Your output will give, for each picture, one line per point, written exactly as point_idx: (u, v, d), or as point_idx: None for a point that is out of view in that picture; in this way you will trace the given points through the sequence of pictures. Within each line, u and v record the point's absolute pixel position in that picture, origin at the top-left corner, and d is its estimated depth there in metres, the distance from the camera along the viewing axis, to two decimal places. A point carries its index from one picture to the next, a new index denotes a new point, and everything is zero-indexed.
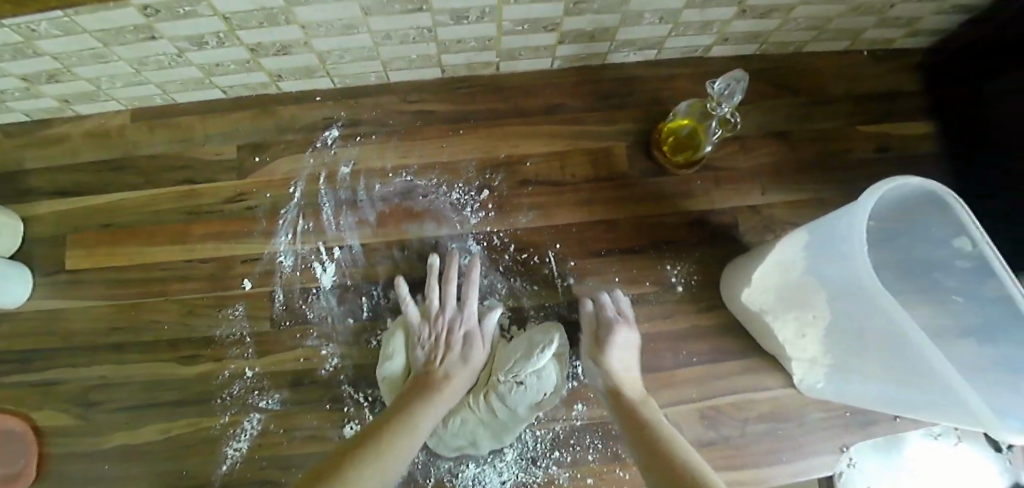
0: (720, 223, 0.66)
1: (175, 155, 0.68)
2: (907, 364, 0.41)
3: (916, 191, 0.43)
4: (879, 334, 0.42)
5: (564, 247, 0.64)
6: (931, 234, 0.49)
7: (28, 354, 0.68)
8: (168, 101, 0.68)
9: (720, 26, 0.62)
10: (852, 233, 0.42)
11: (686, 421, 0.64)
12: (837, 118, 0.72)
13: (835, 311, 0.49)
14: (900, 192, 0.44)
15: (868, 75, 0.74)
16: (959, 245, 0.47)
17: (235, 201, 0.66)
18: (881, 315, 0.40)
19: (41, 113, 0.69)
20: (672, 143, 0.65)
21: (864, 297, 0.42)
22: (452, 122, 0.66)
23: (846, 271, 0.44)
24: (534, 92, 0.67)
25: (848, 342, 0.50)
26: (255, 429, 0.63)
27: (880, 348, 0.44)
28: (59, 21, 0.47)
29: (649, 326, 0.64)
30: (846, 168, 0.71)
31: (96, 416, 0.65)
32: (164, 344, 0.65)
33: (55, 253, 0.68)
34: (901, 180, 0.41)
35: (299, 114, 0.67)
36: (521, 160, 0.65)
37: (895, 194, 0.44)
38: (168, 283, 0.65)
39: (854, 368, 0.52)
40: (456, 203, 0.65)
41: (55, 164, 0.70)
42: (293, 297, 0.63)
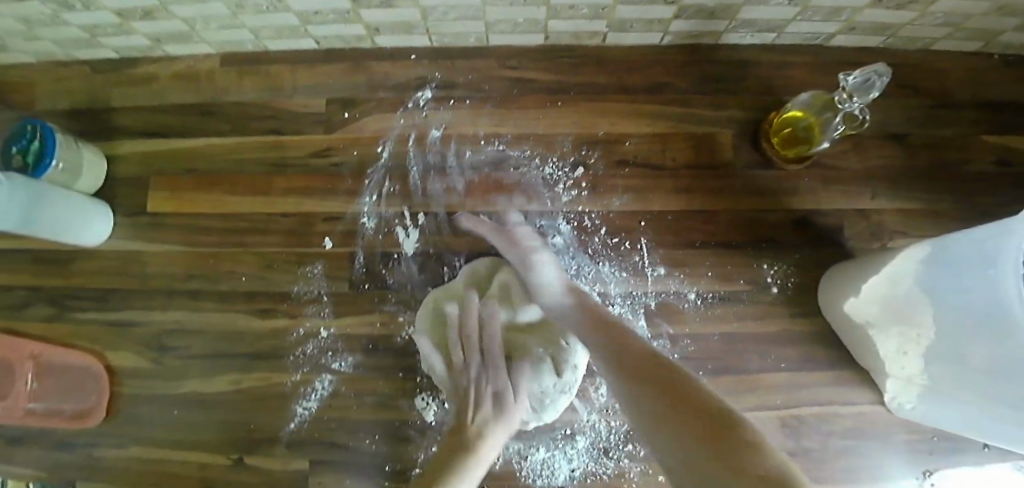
0: (824, 225, 0.62)
1: (261, 105, 0.66)
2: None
3: None
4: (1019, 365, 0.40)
5: (657, 235, 0.61)
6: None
7: (104, 294, 0.68)
8: (257, 48, 0.66)
9: (851, 12, 0.57)
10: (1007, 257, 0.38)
11: (765, 428, 0.61)
12: (957, 125, 0.66)
13: (958, 335, 0.46)
14: None
15: (999, 80, 0.67)
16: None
17: (320, 157, 0.64)
18: None
19: (130, 51, 0.68)
20: (786, 135, 0.60)
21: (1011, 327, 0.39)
22: (550, 94, 0.63)
23: (991, 294, 0.41)
24: (638, 69, 0.63)
25: (967, 369, 0.47)
26: (326, 390, 0.62)
27: (1011, 380, 0.41)
28: None
29: (739, 326, 0.61)
30: (962, 179, 0.65)
31: (169, 360, 0.66)
32: (240, 296, 0.64)
33: (137, 194, 0.68)
34: None
35: (391, 72, 0.65)
36: (619, 139, 0.62)
37: None
38: (247, 234, 0.65)
39: (967, 396, 0.49)
40: (549, 179, 0.62)
41: (142, 104, 0.69)
42: (374, 261, 0.62)
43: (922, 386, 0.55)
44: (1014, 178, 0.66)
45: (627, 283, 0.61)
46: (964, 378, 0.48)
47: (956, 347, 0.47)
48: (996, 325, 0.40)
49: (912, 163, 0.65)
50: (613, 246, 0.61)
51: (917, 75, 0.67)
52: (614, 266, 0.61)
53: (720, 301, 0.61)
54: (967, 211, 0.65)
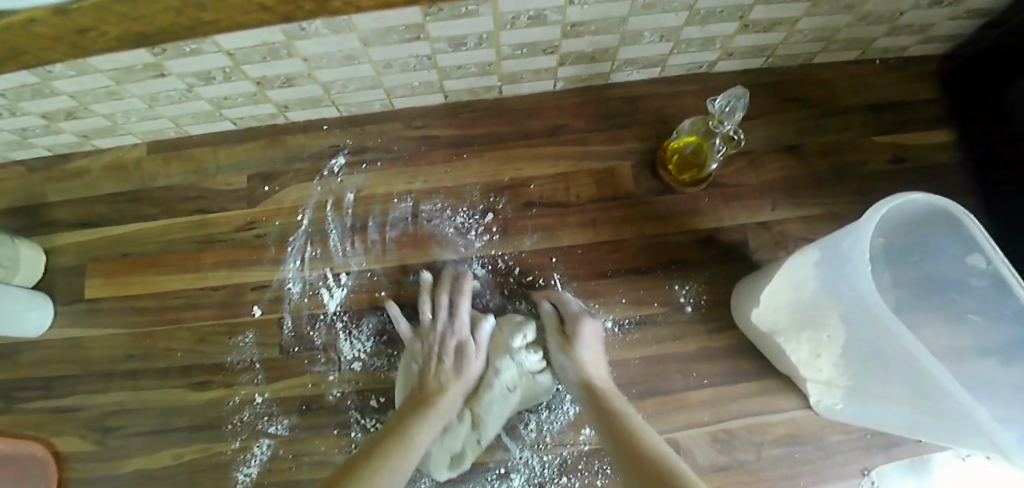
0: (729, 240, 0.65)
1: (188, 186, 0.70)
2: (925, 384, 0.38)
3: (923, 206, 0.42)
4: (898, 354, 0.40)
5: (570, 268, 0.64)
6: (937, 247, 0.47)
7: (47, 381, 0.70)
8: (181, 134, 0.70)
9: (722, 42, 0.61)
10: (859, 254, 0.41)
11: (696, 444, 0.62)
12: (848, 131, 0.70)
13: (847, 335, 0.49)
14: (907, 209, 0.43)
15: (881, 85, 0.71)
16: (972, 263, 0.45)
17: (245, 229, 0.67)
18: (893, 341, 0.39)
19: (62, 148, 0.72)
20: (677, 161, 0.64)
21: (876, 324, 0.41)
22: (455, 147, 0.67)
23: (853, 294, 0.43)
24: (536, 115, 0.68)
25: (863, 364, 0.49)
26: (264, 454, 0.63)
27: (902, 374, 0.42)
28: (74, 62, 0.49)
29: (657, 348, 0.63)
30: (860, 181, 0.69)
31: (112, 441, 0.67)
32: (178, 370, 0.66)
33: (76, 282, 0.71)
34: (904, 196, 0.40)
35: (306, 143, 0.69)
36: (525, 182, 0.66)
37: (902, 210, 0.43)
38: (181, 310, 0.67)
39: (870, 392, 0.51)
40: (461, 227, 0.65)
41: (77, 196, 0.73)
42: (302, 324, 0.64)
43: (844, 387, 0.55)
44: (907, 174, 0.69)
45: None
46: (873, 377, 0.48)
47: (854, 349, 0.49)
48: (867, 322, 0.43)
49: (811, 171, 0.68)
50: (528, 283, 0.63)
51: (804, 88, 0.71)
52: (531, 304, 0.63)
53: (637, 325, 0.63)
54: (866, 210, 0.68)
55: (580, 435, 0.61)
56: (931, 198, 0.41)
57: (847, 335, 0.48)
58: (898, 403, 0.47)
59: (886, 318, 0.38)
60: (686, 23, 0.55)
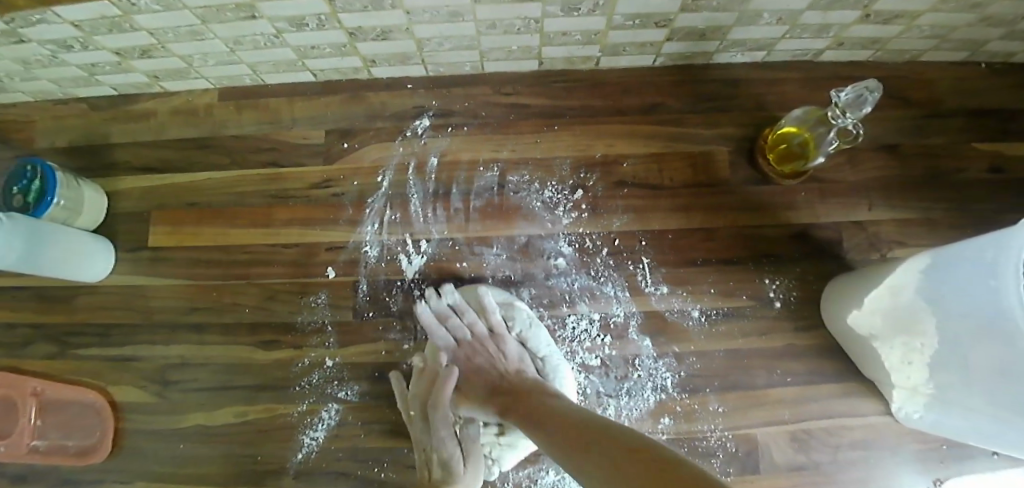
0: (823, 237, 0.63)
1: (261, 138, 0.67)
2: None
3: None
4: None
5: (658, 253, 0.61)
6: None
7: (107, 329, 0.68)
8: (255, 82, 0.67)
9: (837, 30, 0.58)
10: (1008, 266, 0.39)
11: (774, 443, 0.61)
12: (949, 134, 0.67)
13: (958, 341, 0.47)
14: None
15: (986, 89, 0.68)
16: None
17: (320, 187, 0.65)
18: None
19: (130, 89, 0.69)
20: (780, 151, 0.61)
21: (1017, 337, 0.39)
22: (546, 117, 0.64)
23: (993, 304, 0.41)
24: (631, 91, 0.64)
25: (967, 372, 0.48)
26: (333, 419, 0.62)
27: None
28: None
29: (742, 342, 0.61)
30: (957, 188, 0.66)
31: (173, 394, 0.66)
32: (244, 327, 0.64)
33: (138, 229, 0.69)
34: None
35: (389, 101, 0.65)
36: (617, 160, 0.63)
37: None
38: (250, 266, 0.65)
39: (965, 402, 0.50)
40: (549, 202, 0.62)
41: (142, 139, 0.70)
42: (378, 289, 0.62)
43: (931, 396, 0.55)
44: (1005, 185, 0.67)
45: (629, 302, 0.61)
46: (970, 382, 0.48)
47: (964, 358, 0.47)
48: (1003, 334, 0.41)
49: (908, 174, 0.66)
50: (615, 265, 0.61)
51: (907, 86, 0.68)
52: (616, 286, 0.61)
53: (723, 317, 0.61)
54: (962, 217, 0.65)
55: (658, 423, 0.60)
56: None
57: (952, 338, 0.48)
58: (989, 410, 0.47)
59: None
60: (810, 8, 0.52)
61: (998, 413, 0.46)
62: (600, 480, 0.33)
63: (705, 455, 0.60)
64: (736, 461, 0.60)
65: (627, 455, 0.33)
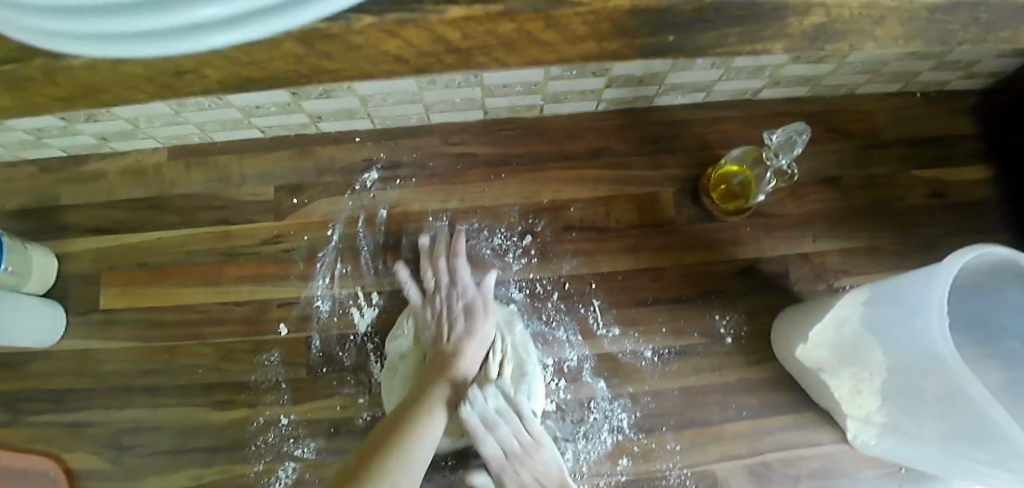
0: (768, 272, 0.64)
1: (213, 194, 0.67)
2: (977, 425, 0.39)
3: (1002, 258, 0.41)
4: (958, 397, 0.39)
5: (608, 295, 0.62)
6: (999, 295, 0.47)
7: (61, 393, 0.67)
8: (205, 139, 0.67)
9: (771, 70, 0.60)
10: (930, 297, 0.40)
11: (732, 478, 0.61)
12: (887, 162, 0.69)
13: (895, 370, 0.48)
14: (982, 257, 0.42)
15: (920, 118, 0.71)
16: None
17: (272, 243, 0.65)
18: (956, 384, 0.39)
19: (78, 149, 0.69)
20: (722, 191, 0.63)
21: (940, 368, 0.40)
22: (494, 165, 0.65)
23: (918, 335, 0.42)
24: (578, 136, 0.66)
25: (907, 402, 0.49)
26: (291, 478, 0.61)
27: (954, 416, 0.42)
28: None
29: (696, 379, 0.62)
30: (898, 215, 0.68)
31: (127, 460, 0.65)
32: (199, 387, 0.64)
33: (90, 290, 0.68)
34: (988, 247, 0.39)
35: (338, 156, 0.66)
36: (565, 205, 0.64)
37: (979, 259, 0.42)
38: (202, 326, 0.64)
39: (908, 431, 0.51)
40: (499, 249, 0.63)
41: (92, 200, 0.70)
42: (331, 344, 0.62)
43: (881, 425, 0.55)
44: (943, 210, 0.69)
45: (582, 346, 0.62)
46: (914, 416, 0.48)
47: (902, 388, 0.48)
48: (928, 364, 0.42)
49: (850, 204, 0.68)
50: (567, 309, 0.62)
51: (845, 117, 0.70)
52: (568, 330, 0.62)
53: (676, 355, 0.62)
54: (904, 244, 0.67)
55: (617, 464, 0.61)
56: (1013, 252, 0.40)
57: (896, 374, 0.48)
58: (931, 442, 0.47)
59: (956, 364, 0.38)
60: None
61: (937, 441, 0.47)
62: None
63: None
64: None
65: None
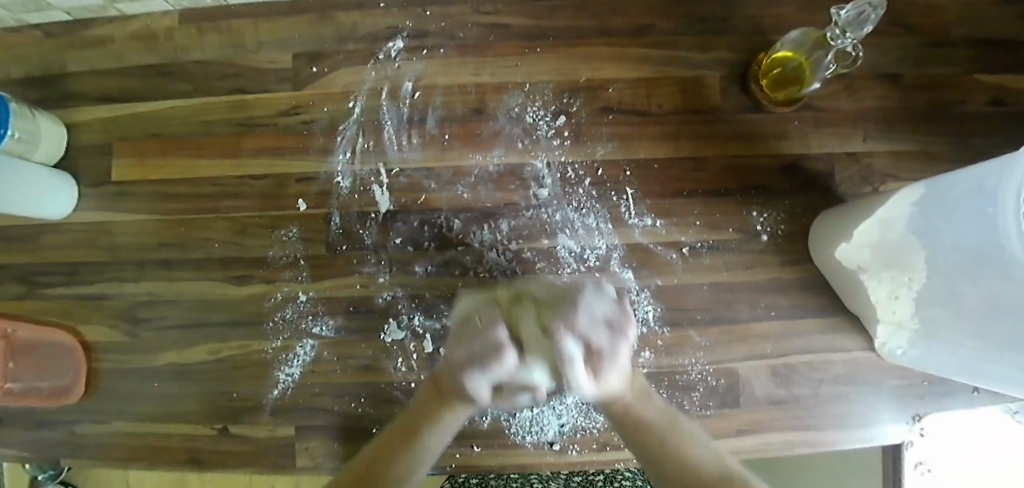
0: (814, 170, 0.61)
1: (226, 63, 0.63)
2: None
3: None
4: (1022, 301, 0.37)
5: (642, 184, 0.59)
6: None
7: (73, 267, 0.66)
8: (218, 2, 0.62)
9: None
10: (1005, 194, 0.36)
11: (755, 377, 0.60)
12: (951, 63, 0.64)
13: (944, 274, 0.46)
14: None
15: (995, 17, 0.64)
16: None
17: (289, 115, 0.61)
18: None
19: (82, 11, 0.64)
20: (776, 77, 0.58)
21: (1009, 270, 0.37)
22: (527, 39, 0.60)
23: (987, 237, 0.38)
24: (619, 12, 0.60)
25: (951, 307, 0.47)
26: (308, 355, 0.61)
27: (1004, 318, 0.40)
28: None
29: (726, 275, 0.60)
30: (957, 121, 0.63)
31: (146, 332, 0.64)
32: (215, 262, 0.62)
33: (101, 164, 0.65)
34: None
35: (360, 22, 0.61)
36: (603, 85, 0.59)
37: None
38: (218, 199, 0.62)
39: (945, 337, 0.50)
40: (530, 127, 0.59)
41: (101, 68, 0.66)
42: (351, 222, 0.60)
43: (916, 331, 0.54)
44: (1005, 118, 0.64)
45: (612, 235, 0.59)
46: (966, 324, 0.46)
47: (952, 293, 0.46)
48: (992, 266, 0.39)
49: (907, 105, 0.63)
50: (598, 196, 0.59)
51: (912, 11, 0.64)
52: (598, 217, 0.59)
53: (708, 250, 0.59)
54: (959, 152, 0.63)
55: (639, 357, 0.60)
56: None
57: (946, 274, 0.45)
58: (983, 351, 0.46)
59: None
60: None
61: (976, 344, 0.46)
62: (648, 450, 0.43)
63: (686, 389, 0.60)
64: (717, 394, 0.60)
65: (638, 430, 0.45)
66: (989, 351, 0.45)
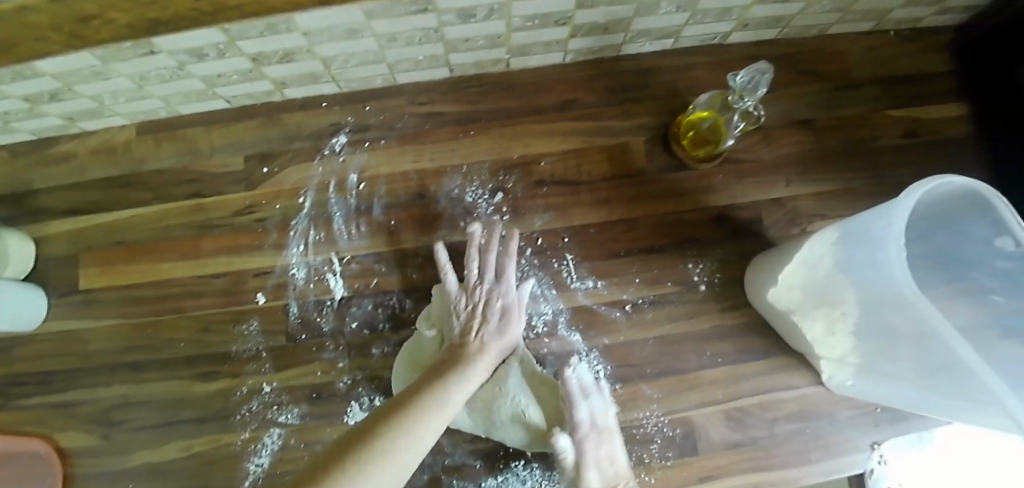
0: (742, 218, 0.64)
1: (182, 169, 0.66)
2: (940, 360, 0.39)
3: (958, 191, 0.40)
4: (924, 337, 0.39)
5: (581, 248, 0.62)
6: (965, 228, 0.45)
7: (45, 376, 0.68)
8: (173, 113, 0.66)
9: (738, 11, 0.58)
10: (893, 237, 0.39)
11: (711, 423, 0.62)
12: (860, 104, 0.68)
13: (865, 310, 0.47)
14: (941, 192, 0.41)
15: (895, 58, 0.69)
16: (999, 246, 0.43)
17: (244, 214, 0.64)
18: (923, 326, 0.38)
19: (45, 131, 0.68)
20: (692, 137, 0.62)
21: (907, 309, 0.39)
22: (461, 123, 0.64)
23: (886, 279, 0.41)
24: (545, 90, 0.64)
25: (879, 341, 0.48)
26: (276, 444, 0.62)
27: (919, 352, 0.42)
28: None
29: (671, 327, 0.62)
30: (873, 156, 0.67)
31: (119, 435, 0.66)
32: (182, 361, 0.64)
33: (68, 273, 0.68)
34: (947, 179, 0.37)
35: (306, 121, 0.65)
36: (535, 160, 0.63)
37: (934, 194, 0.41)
38: (181, 299, 0.65)
39: (883, 371, 0.51)
40: (470, 205, 0.63)
41: (67, 183, 0.69)
42: (308, 311, 0.62)
43: (855, 365, 0.55)
44: (919, 149, 0.68)
45: (556, 300, 0.62)
46: (896, 358, 0.47)
47: (876, 330, 0.47)
48: (895, 305, 0.41)
49: (825, 147, 0.67)
50: (540, 264, 0.62)
51: (817, 60, 0.68)
52: (541, 284, 0.62)
53: (650, 305, 0.62)
54: (880, 186, 0.67)
55: None
56: (970, 182, 0.38)
57: (867, 312, 0.47)
58: (916, 384, 0.46)
59: (917, 304, 0.37)
60: None
61: (907, 377, 0.47)
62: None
63: (645, 441, 0.61)
64: (675, 444, 0.61)
65: None
66: (921, 384, 0.46)
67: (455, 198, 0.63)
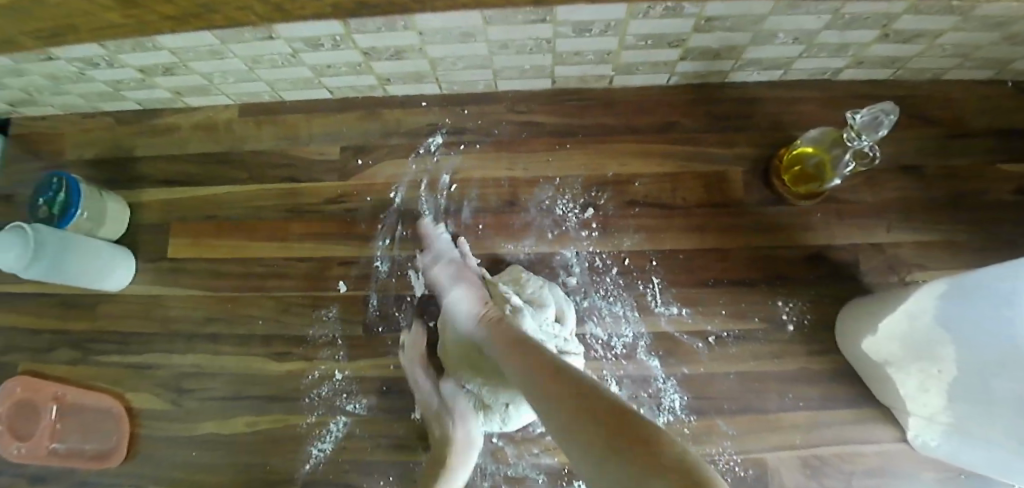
0: (838, 261, 0.62)
1: (277, 153, 0.68)
2: None
3: None
4: None
5: (668, 273, 0.61)
6: None
7: (125, 337, 0.70)
8: (275, 98, 0.68)
9: (856, 48, 0.55)
10: None
11: (785, 469, 0.60)
12: (971, 155, 0.65)
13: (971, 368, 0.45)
14: None
15: (1014, 110, 0.66)
16: None
17: (335, 202, 0.66)
18: None
19: (152, 103, 0.70)
20: (796, 173, 0.60)
21: None
22: (557, 136, 0.64)
23: None
24: (644, 109, 0.63)
25: (981, 402, 0.46)
26: (341, 432, 0.63)
27: None
28: None
29: (752, 364, 0.60)
30: (982, 211, 0.64)
31: (189, 403, 0.67)
32: (258, 339, 0.66)
33: (158, 241, 0.71)
34: None
35: (403, 118, 0.66)
36: (629, 180, 0.63)
37: None
38: (264, 279, 0.66)
39: (980, 434, 0.48)
40: (559, 218, 0.63)
41: (166, 154, 0.72)
42: (388, 304, 0.63)
43: (948, 425, 0.53)
44: None
45: (638, 323, 0.61)
46: (1000, 422, 0.45)
47: (981, 392, 0.45)
48: None
49: (930, 196, 0.64)
50: (625, 285, 0.61)
51: (928, 105, 0.66)
52: (625, 306, 0.61)
53: (735, 339, 0.60)
54: (988, 242, 0.63)
55: None
56: None
57: (972, 372, 0.45)
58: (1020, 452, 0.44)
59: None
60: (825, 27, 0.49)
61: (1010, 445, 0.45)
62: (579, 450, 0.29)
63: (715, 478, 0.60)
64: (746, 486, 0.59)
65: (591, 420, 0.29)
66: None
67: (545, 209, 0.63)
